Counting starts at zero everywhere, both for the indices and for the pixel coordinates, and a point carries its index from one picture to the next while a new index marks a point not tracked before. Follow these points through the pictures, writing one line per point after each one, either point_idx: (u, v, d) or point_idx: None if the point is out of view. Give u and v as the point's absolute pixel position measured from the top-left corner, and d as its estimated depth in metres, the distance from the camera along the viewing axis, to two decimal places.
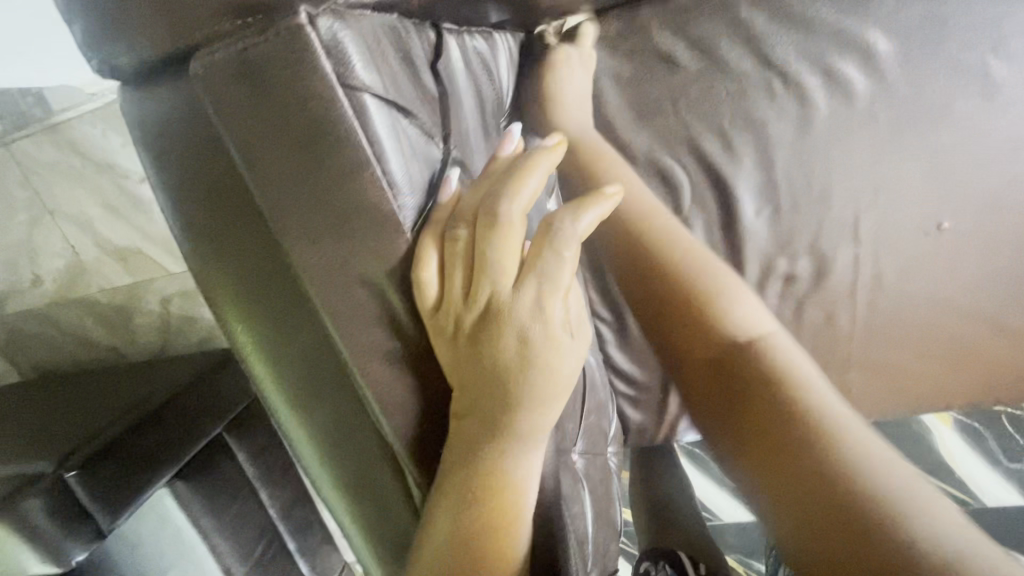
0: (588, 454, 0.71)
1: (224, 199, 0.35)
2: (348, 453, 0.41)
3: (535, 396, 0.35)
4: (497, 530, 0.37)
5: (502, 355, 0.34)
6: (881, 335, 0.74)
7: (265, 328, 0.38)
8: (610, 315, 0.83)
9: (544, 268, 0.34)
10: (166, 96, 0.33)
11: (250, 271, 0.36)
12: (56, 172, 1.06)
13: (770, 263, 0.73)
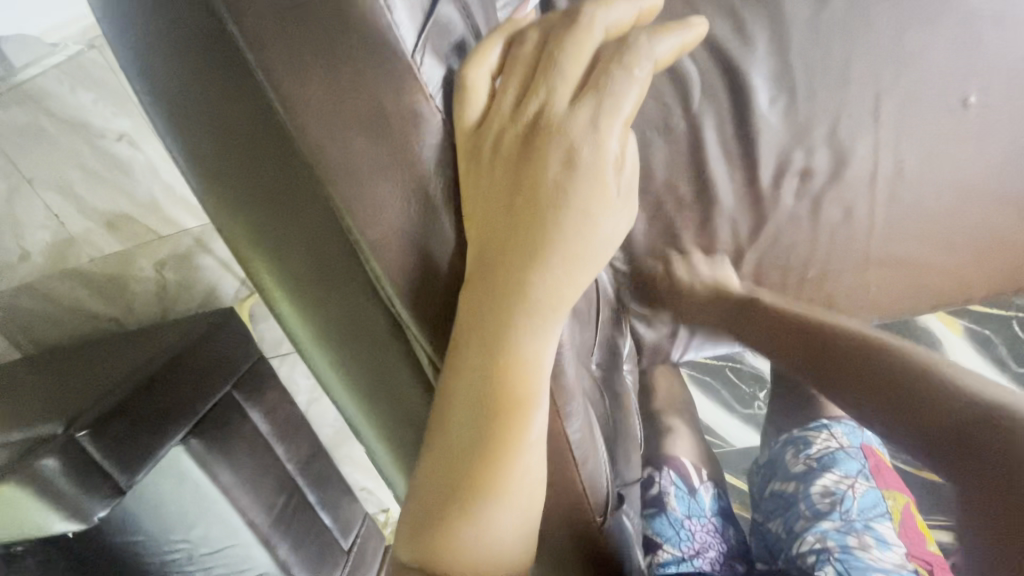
0: (606, 368, 0.70)
1: (207, 68, 0.32)
2: (355, 336, 0.39)
3: (560, 220, 0.35)
4: (507, 370, 0.37)
5: (544, 168, 0.34)
6: (904, 224, 0.74)
7: (255, 205, 0.36)
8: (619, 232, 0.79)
9: (606, 83, 0.35)
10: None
11: (242, 142, 0.34)
12: (32, 138, 1.07)
13: (785, 157, 0.71)
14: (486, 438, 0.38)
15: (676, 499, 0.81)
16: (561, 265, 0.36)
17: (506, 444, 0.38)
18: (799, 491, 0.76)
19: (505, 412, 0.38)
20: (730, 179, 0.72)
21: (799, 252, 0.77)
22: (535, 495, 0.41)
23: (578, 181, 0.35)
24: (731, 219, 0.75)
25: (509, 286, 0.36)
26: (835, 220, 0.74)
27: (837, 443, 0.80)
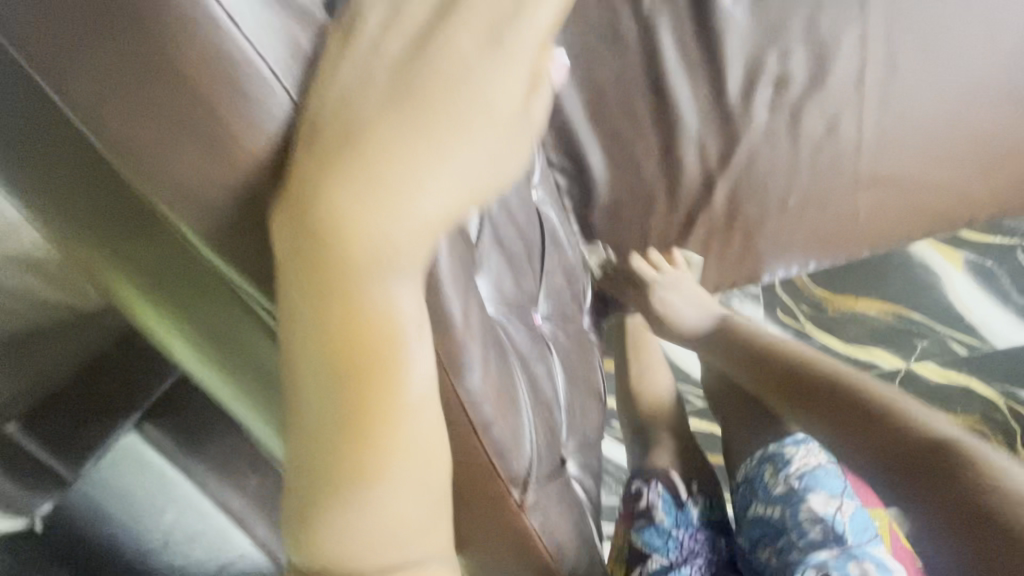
0: (556, 319, 0.61)
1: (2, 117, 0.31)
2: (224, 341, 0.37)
3: (436, 121, 0.26)
4: (366, 331, 0.28)
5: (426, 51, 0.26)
6: (904, 134, 0.64)
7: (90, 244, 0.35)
8: (565, 160, 0.66)
9: None
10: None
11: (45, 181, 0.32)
12: None
13: (757, 60, 0.61)
14: (338, 406, 0.29)
15: (668, 513, 0.63)
16: (431, 182, 0.26)
17: (369, 420, 0.29)
18: (785, 519, 0.57)
19: (366, 375, 0.28)
20: (693, 93, 0.63)
21: (777, 175, 0.67)
22: (419, 488, 0.31)
23: (456, 77, 0.26)
24: (697, 140, 0.65)
25: (353, 196, 0.25)
26: (818, 135, 0.64)
27: (819, 458, 0.59)
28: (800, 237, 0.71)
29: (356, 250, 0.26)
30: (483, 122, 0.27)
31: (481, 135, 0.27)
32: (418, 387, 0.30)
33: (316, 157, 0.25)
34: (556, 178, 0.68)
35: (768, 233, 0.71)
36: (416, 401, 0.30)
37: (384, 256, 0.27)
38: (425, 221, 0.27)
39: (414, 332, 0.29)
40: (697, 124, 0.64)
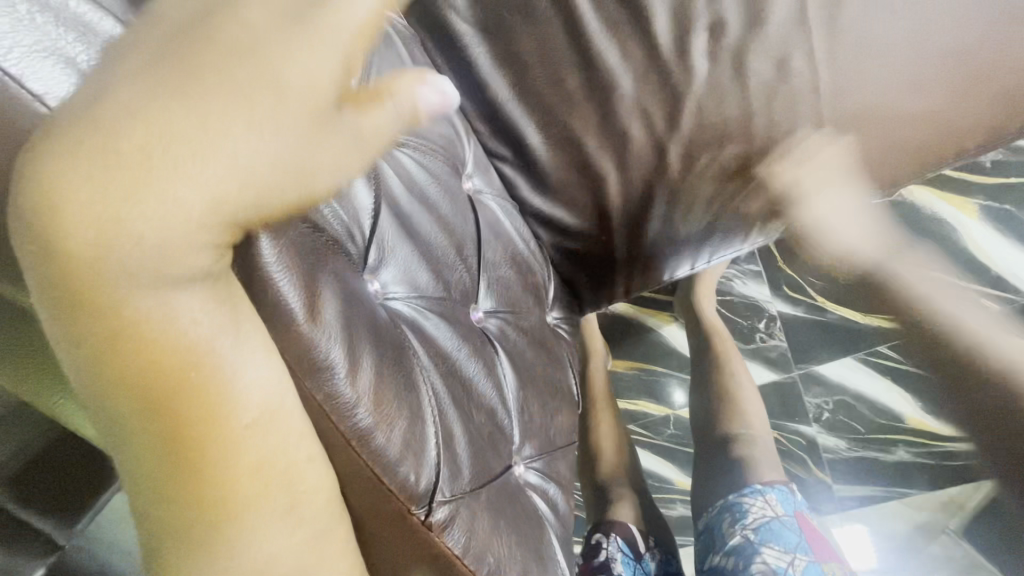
0: (508, 314, 0.57)
1: None
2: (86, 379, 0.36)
3: (210, 120, 0.21)
4: (153, 356, 0.23)
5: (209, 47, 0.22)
6: (866, 62, 0.57)
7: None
8: (504, 147, 0.64)
9: None
10: None
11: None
12: None
13: (683, 7, 0.57)
14: (143, 427, 0.24)
15: (626, 566, 0.75)
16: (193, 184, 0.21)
17: (184, 444, 0.24)
18: (739, 568, 0.70)
19: (167, 392, 0.23)
20: (622, 54, 0.58)
21: (730, 132, 0.61)
22: (270, 518, 0.26)
23: (240, 53, 0.22)
24: (637, 103, 0.61)
25: (99, 185, 0.20)
26: (768, 80, 0.58)
27: (772, 511, 0.73)
28: (771, 192, 0.65)
29: (115, 249, 0.21)
30: (277, 105, 0.22)
31: (275, 120, 0.22)
32: (241, 397, 0.24)
33: (63, 151, 0.21)
34: (501, 168, 0.65)
35: (732, 198, 0.65)
36: (252, 419, 0.25)
37: (160, 260, 0.22)
38: (204, 223, 0.22)
39: (224, 334, 0.24)
40: (632, 86, 0.60)
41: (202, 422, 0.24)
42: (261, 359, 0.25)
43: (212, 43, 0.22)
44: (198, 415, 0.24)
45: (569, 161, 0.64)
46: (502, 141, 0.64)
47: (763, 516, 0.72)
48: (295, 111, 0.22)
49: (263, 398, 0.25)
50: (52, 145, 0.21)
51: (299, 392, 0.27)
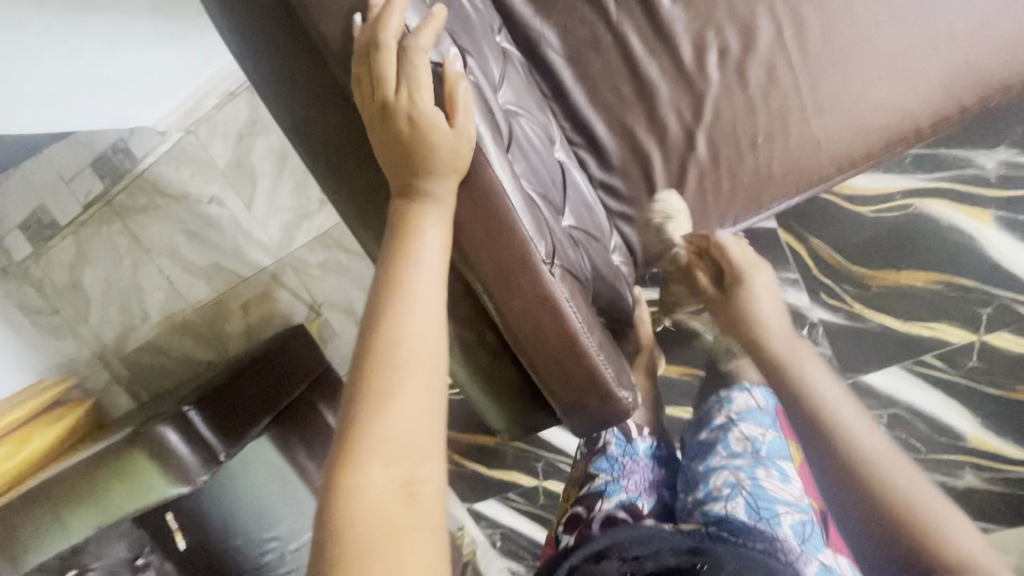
0: (583, 232, 0.83)
1: (307, 139, 0.62)
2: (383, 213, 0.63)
3: (416, 78, 0.53)
4: (407, 236, 0.56)
5: (394, 65, 0.52)
6: (830, 67, 0.84)
7: (332, 187, 0.64)
8: (580, 137, 0.93)
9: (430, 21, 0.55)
10: (270, 91, 0.60)
11: (325, 171, 0.64)
12: (147, 213, 1.74)
13: (700, 37, 0.85)
14: (386, 292, 0.55)
15: (619, 444, 0.98)
16: (420, 104, 0.53)
17: (406, 263, 0.55)
18: (718, 437, 0.94)
19: (408, 231, 0.56)
20: (660, 71, 0.88)
21: (740, 122, 0.88)
22: (430, 314, 0.56)
23: (398, 53, 0.53)
24: (671, 102, 0.89)
25: (400, 99, 0.53)
26: (762, 82, 0.86)
27: (756, 402, 0.96)
28: (775, 166, 0.90)
29: (415, 144, 0.53)
30: (421, 66, 0.53)
31: (423, 73, 0.53)
32: (432, 242, 0.56)
33: (370, 109, 0.54)
34: (578, 152, 0.94)
35: (748, 168, 0.91)
36: (429, 287, 0.56)
37: (432, 150, 0.53)
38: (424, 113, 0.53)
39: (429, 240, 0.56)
40: (668, 90, 0.89)
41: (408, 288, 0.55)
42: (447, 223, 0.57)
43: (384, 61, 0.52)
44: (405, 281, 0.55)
45: (623, 143, 0.93)
46: (577, 132, 0.93)
47: (744, 402, 0.97)
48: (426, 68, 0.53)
49: (439, 250, 0.56)
50: (372, 101, 0.53)
51: (482, 190, 0.57)
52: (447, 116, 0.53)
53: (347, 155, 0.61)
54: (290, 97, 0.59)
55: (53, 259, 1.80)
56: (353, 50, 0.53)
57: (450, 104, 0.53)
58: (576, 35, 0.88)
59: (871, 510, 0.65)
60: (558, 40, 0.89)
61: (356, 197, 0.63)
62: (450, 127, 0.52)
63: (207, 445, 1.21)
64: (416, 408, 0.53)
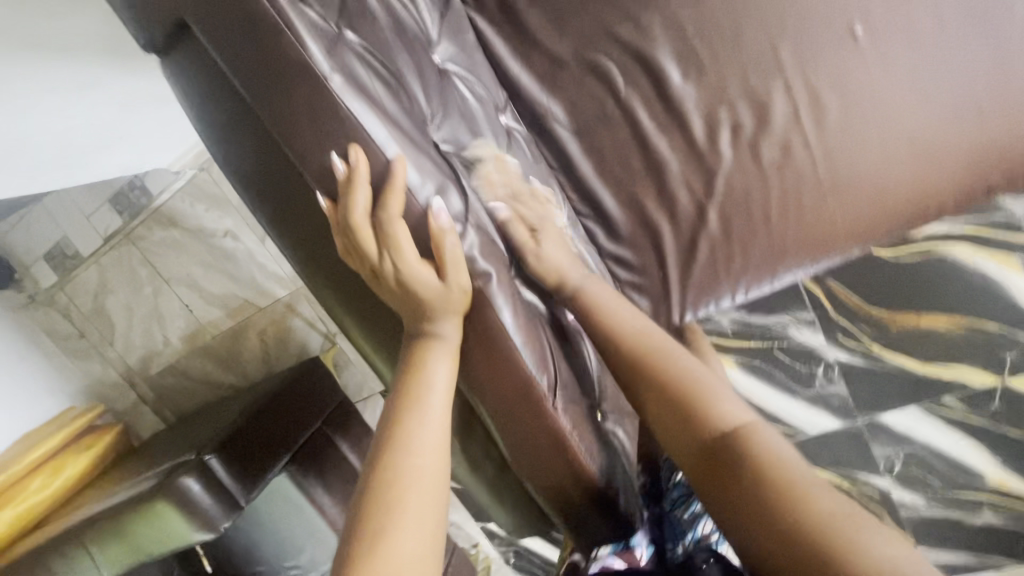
0: None
1: (309, 258, 0.61)
2: (384, 332, 0.62)
3: (383, 243, 0.50)
4: (416, 367, 0.57)
5: (370, 232, 0.49)
6: (848, 145, 0.81)
7: (335, 300, 0.64)
8: (588, 209, 0.89)
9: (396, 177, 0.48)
10: (271, 211, 0.59)
11: (326, 286, 0.63)
12: (164, 246, 1.75)
13: (712, 114, 0.82)
14: (400, 412, 0.57)
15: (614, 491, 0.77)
16: (404, 267, 0.51)
17: (413, 400, 0.57)
18: None
19: (417, 369, 0.57)
20: (670, 146, 0.85)
21: (754, 197, 0.86)
22: (436, 448, 0.56)
23: (370, 220, 0.49)
24: (682, 178, 0.87)
25: (379, 264, 0.51)
26: (777, 160, 0.83)
27: None
28: (789, 242, 0.88)
29: (411, 298, 0.53)
30: (400, 225, 0.49)
31: (401, 235, 0.49)
32: (440, 377, 0.57)
33: (361, 263, 0.53)
34: (586, 223, 0.90)
35: (760, 245, 0.88)
36: (441, 409, 0.57)
37: (432, 303, 0.52)
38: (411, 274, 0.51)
39: (441, 368, 0.57)
40: (678, 165, 0.86)
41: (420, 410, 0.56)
42: (455, 358, 0.58)
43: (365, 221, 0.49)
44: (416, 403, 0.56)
45: (633, 215, 0.89)
46: (587, 204, 0.89)
47: None
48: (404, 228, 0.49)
49: (447, 384, 0.58)
50: (359, 256, 0.52)
51: (488, 329, 0.56)
52: (438, 273, 0.51)
53: (347, 278, 0.60)
54: (290, 221, 0.58)
55: (77, 286, 1.73)
56: (332, 208, 0.51)
57: (438, 266, 0.51)
58: (583, 110, 0.86)
59: (694, 465, 0.54)
60: (564, 113, 0.86)
61: (359, 314, 0.63)
62: (444, 286, 0.51)
63: (228, 490, 1.26)
64: (417, 531, 0.50)
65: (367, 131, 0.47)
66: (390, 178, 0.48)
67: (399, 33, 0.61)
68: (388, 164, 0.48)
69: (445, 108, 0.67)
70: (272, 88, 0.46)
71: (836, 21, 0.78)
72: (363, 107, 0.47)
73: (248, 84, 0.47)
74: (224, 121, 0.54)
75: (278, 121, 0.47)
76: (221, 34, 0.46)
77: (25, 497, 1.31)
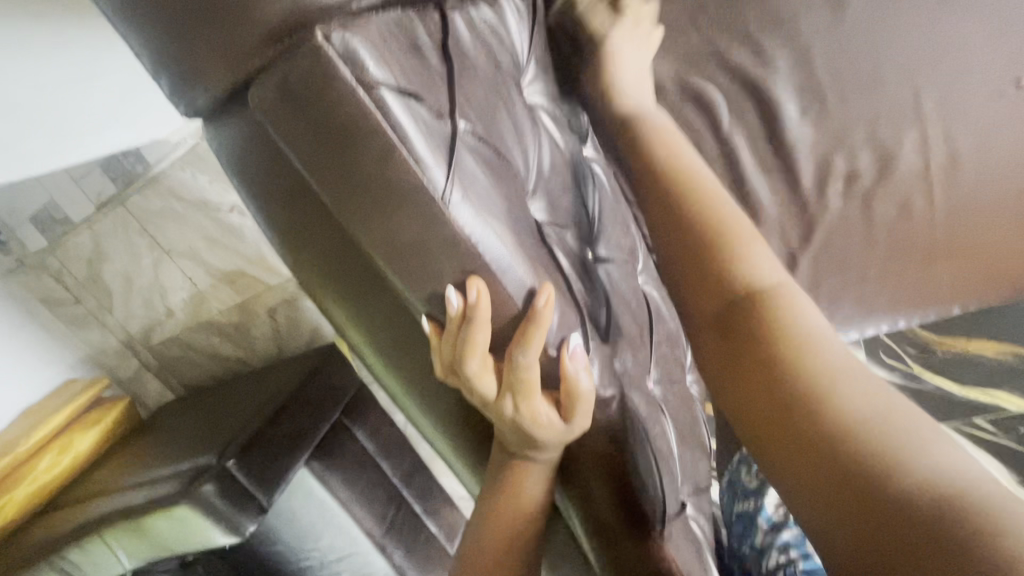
0: (665, 382, 0.74)
1: (372, 353, 0.50)
2: (458, 434, 0.54)
3: (503, 385, 0.41)
4: (512, 497, 0.50)
5: (488, 375, 0.41)
6: (970, 200, 0.72)
7: (398, 393, 0.54)
8: None
9: (537, 316, 0.39)
10: (326, 301, 0.48)
11: (390, 380, 0.53)
12: (162, 216, 1.36)
13: (827, 161, 0.72)
14: (486, 547, 0.50)
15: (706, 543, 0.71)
16: (525, 410, 0.43)
17: (506, 532, 0.50)
18: (757, 507, 0.73)
19: (512, 491, 0.49)
20: (772, 188, 0.74)
21: (858, 249, 0.75)
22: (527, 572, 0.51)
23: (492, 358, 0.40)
24: (778, 227, 0.75)
25: (495, 408, 0.43)
26: (891, 217, 0.74)
27: None
28: (885, 293, 0.77)
29: (521, 434, 0.45)
30: (530, 366, 0.40)
31: (532, 377, 0.41)
32: (537, 500, 0.50)
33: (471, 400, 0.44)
34: None
35: (851, 298, 0.76)
36: (532, 540, 0.51)
37: (545, 443, 0.46)
38: (535, 419, 0.43)
39: (540, 497, 0.50)
40: (777, 208, 0.75)
41: (509, 544, 0.50)
42: (551, 475, 0.51)
43: (474, 366, 0.40)
44: (506, 537, 0.50)
45: None
46: None
47: None
48: (537, 372, 0.41)
49: (545, 505, 0.51)
50: (469, 394, 0.43)
51: (603, 459, 0.49)
52: (564, 412, 0.43)
53: (419, 379, 0.50)
54: (352, 318, 0.47)
55: (68, 252, 1.26)
56: (437, 346, 0.41)
57: (565, 407, 0.43)
58: None
59: (715, 323, 0.44)
60: None
61: (426, 414, 0.53)
62: (567, 428, 0.44)
63: (248, 492, 1.02)
64: None
65: (490, 259, 0.37)
66: (535, 315, 0.39)
67: (495, 76, 0.49)
68: (510, 302, 0.39)
69: (540, 166, 0.56)
70: (371, 201, 0.35)
71: (986, 69, 0.69)
72: (489, 228, 0.37)
73: (334, 189, 0.36)
74: (281, 212, 0.43)
75: (375, 240, 0.37)
76: (304, 145, 0.34)
77: (34, 478, 1.06)
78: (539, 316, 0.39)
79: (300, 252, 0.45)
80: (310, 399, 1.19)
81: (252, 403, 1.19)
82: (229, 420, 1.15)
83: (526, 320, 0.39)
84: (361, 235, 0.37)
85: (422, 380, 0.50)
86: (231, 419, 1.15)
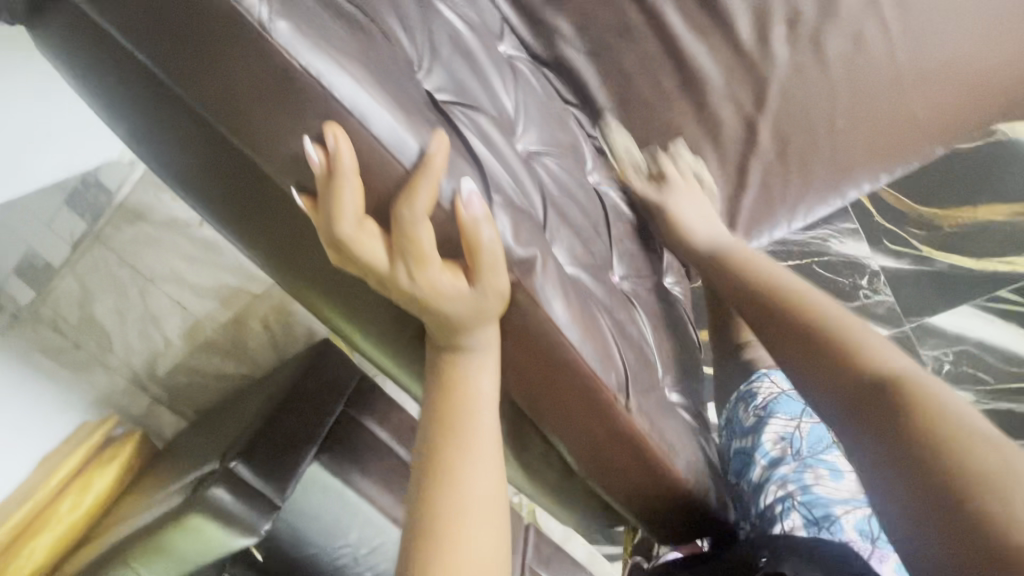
0: (636, 278, 0.69)
1: (288, 265, 0.48)
2: (395, 343, 0.51)
3: (392, 250, 0.37)
4: (451, 390, 0.45)
5: (369, 241, 0.37)
6: (925, 23, 0.71)
7: (332, 310, 0.53)
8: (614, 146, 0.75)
9: (425, 167, 0.35)
10: (227, 217, 0.46)
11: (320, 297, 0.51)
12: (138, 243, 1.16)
13: (761, 10, 0.70)
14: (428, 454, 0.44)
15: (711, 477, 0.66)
16: (429, 277, 0.38)
17: (448, 431, 0.44)
18: (753, 443, 0.66)
19: (450, 385, 0.45)
20: (710, 51, 0.70)
21: (813, 102, 0.71)
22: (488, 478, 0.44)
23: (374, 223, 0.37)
24: (727, 91, 0.71)
25: (394, 283, 0.39)
26: (847, 52, 0.70)
27: (780, 387, 0.70)
28: (863, 149, 0.74)
29: (435, 313, 0.41)
30: (417, 224, 0.36)
31: (423, 239, 0.36)
32: (481, 395, 0.45)
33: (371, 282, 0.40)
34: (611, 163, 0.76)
35: (825, 157, 0.73)
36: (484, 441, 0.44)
37: (465, 316, 0.41)
38: (442, 286, 0.39)
39: (484, 387, 0.45)
40: (720, 70, 0.71)
41: (455, 445, 0.44)
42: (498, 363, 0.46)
43: (346, 227, 0.36)
44: (451, 439, 0.44)
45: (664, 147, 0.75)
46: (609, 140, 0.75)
47: (771, 390, 0.70)
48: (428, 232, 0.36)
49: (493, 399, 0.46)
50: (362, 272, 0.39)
51: (537, 336, 0.44)
52: (472, 277, 0.39)
53: (337, 283, 0.47)
54: (253, 226, 0.45)
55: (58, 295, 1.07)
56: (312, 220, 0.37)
57: (472, 271, 0.38)
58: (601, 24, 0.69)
59: None
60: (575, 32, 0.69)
61: (362, 326, 0.51)
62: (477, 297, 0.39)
63: (258, 487, 0.84)
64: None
65: (341, 96, 0.33)
66: (418, 163, 0.35)
67: None
68: (380, 150, 0.34)
69: (433, 47, 0.51)
70: (190, 53, 0.33)
71: None
72: (328, 63, 0.32)
73: (158, 51, 0.33)
74: (148, 119, 0.41)
75: (210, 100, 0.34)
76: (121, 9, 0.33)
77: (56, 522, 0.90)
78: (429, 166, 0.34)
79: (187, 162, 0.43)
80: (316, 386, 1.04)
81: (249, 402, 1.05)
82: (227, 423, 0.99)
83: (409, 174, 0.35)
84: (197, 99, 0.34)
85: (341, 285, 0.47)
86: (229, 423, 1.00)
